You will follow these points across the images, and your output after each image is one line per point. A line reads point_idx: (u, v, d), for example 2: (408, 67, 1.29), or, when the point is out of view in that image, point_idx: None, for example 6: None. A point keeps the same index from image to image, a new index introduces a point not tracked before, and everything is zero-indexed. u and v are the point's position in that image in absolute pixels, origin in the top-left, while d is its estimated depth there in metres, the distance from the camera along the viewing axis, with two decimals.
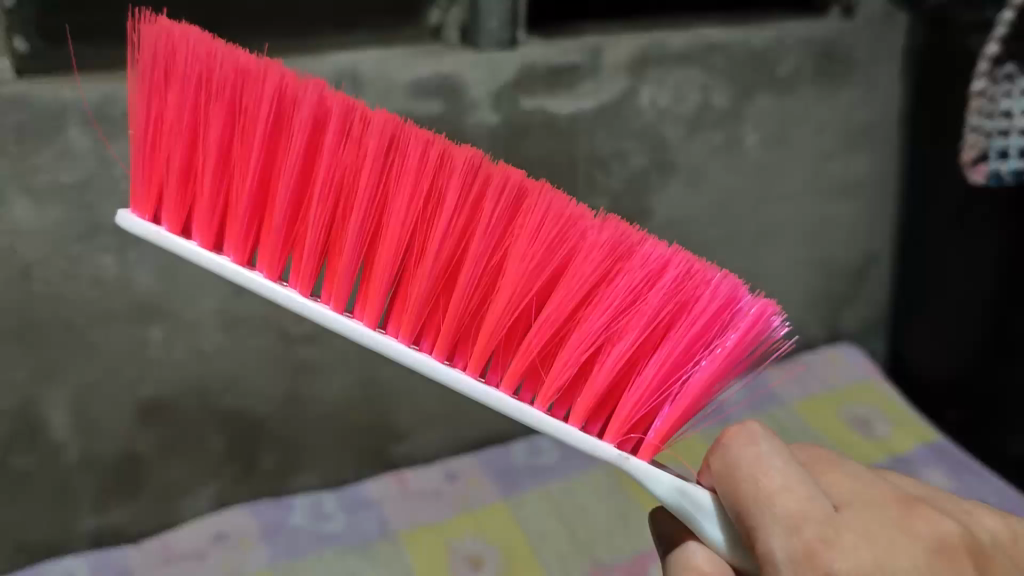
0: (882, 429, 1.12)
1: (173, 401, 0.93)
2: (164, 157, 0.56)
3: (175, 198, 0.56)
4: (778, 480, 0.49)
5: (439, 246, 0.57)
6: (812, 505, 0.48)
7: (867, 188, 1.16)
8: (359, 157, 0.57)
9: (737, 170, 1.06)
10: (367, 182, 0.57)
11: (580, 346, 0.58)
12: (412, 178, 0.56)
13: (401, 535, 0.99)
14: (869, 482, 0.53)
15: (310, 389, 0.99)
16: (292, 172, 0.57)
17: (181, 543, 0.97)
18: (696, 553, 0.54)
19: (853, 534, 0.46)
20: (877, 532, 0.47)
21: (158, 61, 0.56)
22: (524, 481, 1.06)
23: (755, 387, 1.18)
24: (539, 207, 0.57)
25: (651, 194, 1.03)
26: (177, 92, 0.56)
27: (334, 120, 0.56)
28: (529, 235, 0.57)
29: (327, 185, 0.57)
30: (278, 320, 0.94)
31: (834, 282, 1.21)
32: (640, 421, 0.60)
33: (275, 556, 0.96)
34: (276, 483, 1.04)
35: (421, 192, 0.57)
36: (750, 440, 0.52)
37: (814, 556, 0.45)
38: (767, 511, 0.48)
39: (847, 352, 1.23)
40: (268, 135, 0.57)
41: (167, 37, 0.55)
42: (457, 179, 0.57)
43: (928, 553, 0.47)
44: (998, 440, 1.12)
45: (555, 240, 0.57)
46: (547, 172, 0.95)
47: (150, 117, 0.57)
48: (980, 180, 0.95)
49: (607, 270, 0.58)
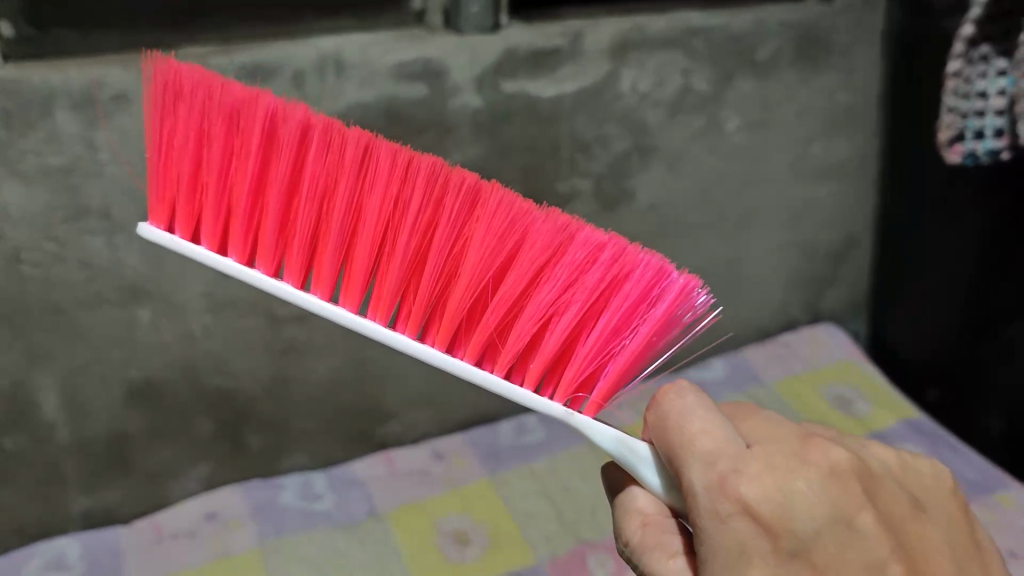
0: (861, 407, 1.14)
1: (162, 383, 0.95)
2: (173, 176, 0.58)
3: (185, 211, 0.58)
4: (700, 424, 0.52)
5: (407, 242, 0.60)
6: (728, 444, 0.50)
7: (848, 171, 1.17)
8: (342, 169, 0.59)
9: (719, 153, 1.08)
10: (343, 188, 0.59)
11: (532, 320, 0.60)
12: (383, 182, 0.59)
13: (391, 515, 1.00)
14: (785, 424, 0.54)
15: (298, 369, 1.01)
16: (284, 184, 0.59)
17: (173, 523, 0.99)
18: (639, 497, 0.58)
19: (761, 460, 0.49)
20: (781, 461, 0.49)
21: (165, 91, 0.58)
22: (510, 459, 1.08)
23: (735, 365, 1.21)
24: (494, 200, 0.59)
25: (633, 176, 1.04)
26: (181, 119, 0.58)
27: (315, 134, 0.59)
28: (484, 229, 0.59)
29: (310, 193, 0.59)
30: (266, 305, 0.95)
31: (815, 263, 1.23)
32: (586, 380, 0.62)
33: (263, 535, 0.98)
34: (264, 463, 1.06)
35: (391, 194, 0.59)
36: (678, 395, 0.54)
37: (725, 483, 0.48)
38: (692, 452, 0.51)
39: (826, 331, 1.26)
40: (261, 154, 0.59)
41: (174, 71, 0.58)
42: (422, 180, 0.59)
43: (823, 477, 0.48)
44: (977, 416, 1.16)
45: (507, 228, 0.59)
46: (529, 155, 0.97)
47: (156, 139, 0.58)
48: (955, 160, 0.97)
49: (553, 253, 0.60)
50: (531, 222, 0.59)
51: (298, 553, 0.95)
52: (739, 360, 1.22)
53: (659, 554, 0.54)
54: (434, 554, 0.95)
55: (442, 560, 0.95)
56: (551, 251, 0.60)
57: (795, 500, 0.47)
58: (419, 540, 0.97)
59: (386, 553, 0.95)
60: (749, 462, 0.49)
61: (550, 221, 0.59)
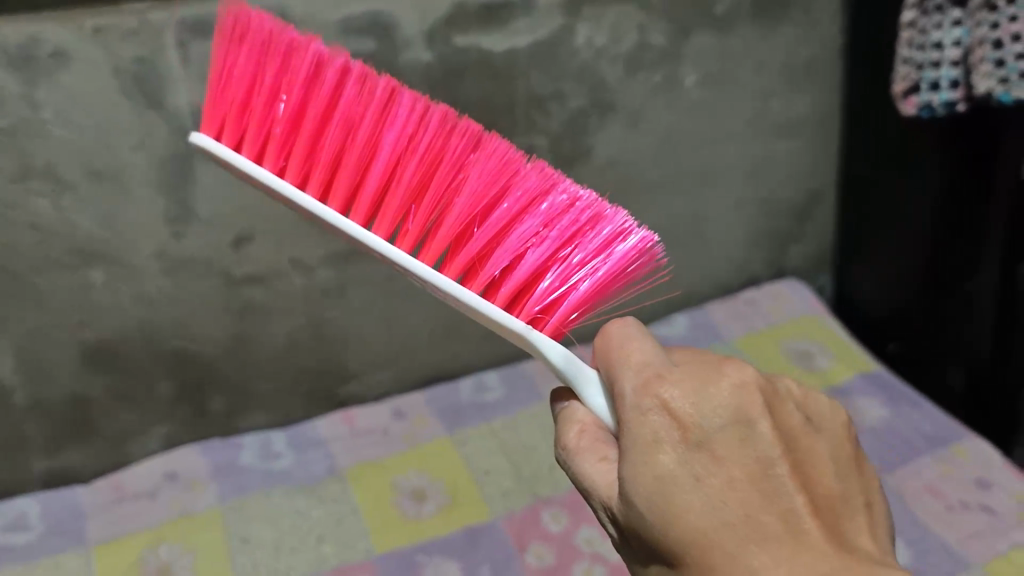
0: (821, 361, 1.15)
1: (118, 345, 0.94)
2: (227, 96, 0.59)
3: (232, 125, 0.59)
4: (639, 341, 0.54)
5: (411, 173, 0.60)
6: (655, 356, 0.53)
7: (810, 126, 1.17)
8: (370, 113, 0.61)
9: (679, 109, 1.07)
10: (365, 123, 0.60)
11: (507, 251, 0.60)
12: (403, 120, 0.61)
13: (348, 472, 1.01)
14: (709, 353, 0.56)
15: (259, 331, 1.00)
16: (318, 121, 0.60)
17: (133, 483, 0.99)
18: (579, 410, 0.57)
19: (682, 369, 0.52)
20: (700, 372, 0.51)
21: (236, 23, 0.60)
22: (469, 417, 1.09)
23: (698, 321, 1.22)
24: (495, 147, 0.61)
25: (591, 134, 1.04)
26: (248, 48, 0.60)
27: (354, 78, 0.61)
28: (479, 169, 0.60)
29: (338, 126, 0.60)
30: (221, 265, 0.94)
31: (776, 220, 1.23)
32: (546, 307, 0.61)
33: (224, 495, 0.98)
34: (226, 425, 1.05)
35: (405, 133, 0.61)
36: (620, 321, 0.56)
37: (649, 383, 0.51)
38: (621, 362, 0.53)
39: (790, 288, 1.26)
40: (306, 87, 0.60)
41: (248, 13, 0.60)
42: (435, 123, 0.61)
43: (735, 387, 0.50)
44: (939, 369, 1.17)
45: (499, 171, 0.60)
46: (485, 112, 0.96)
47: (218, 68, 0.60)
48: (911, 112, 0.97)
49: (536, 196, 0.61)
50: (519, 168, 0.61)
51: (260, 513, 0.96)
52: (701, 316, 1.22)
53: (589, 455, 0.53)
54: (392, 513, 0.96)
55: (400, 518, 0.95)
56: (535, 194, 0.61)
57: (706, 400, 0.49)
58: (377, 498, 0.98)
59: (345, 511, 0.96)
60: (671, 371, 0.51)
61: (538, 170, 0.61)
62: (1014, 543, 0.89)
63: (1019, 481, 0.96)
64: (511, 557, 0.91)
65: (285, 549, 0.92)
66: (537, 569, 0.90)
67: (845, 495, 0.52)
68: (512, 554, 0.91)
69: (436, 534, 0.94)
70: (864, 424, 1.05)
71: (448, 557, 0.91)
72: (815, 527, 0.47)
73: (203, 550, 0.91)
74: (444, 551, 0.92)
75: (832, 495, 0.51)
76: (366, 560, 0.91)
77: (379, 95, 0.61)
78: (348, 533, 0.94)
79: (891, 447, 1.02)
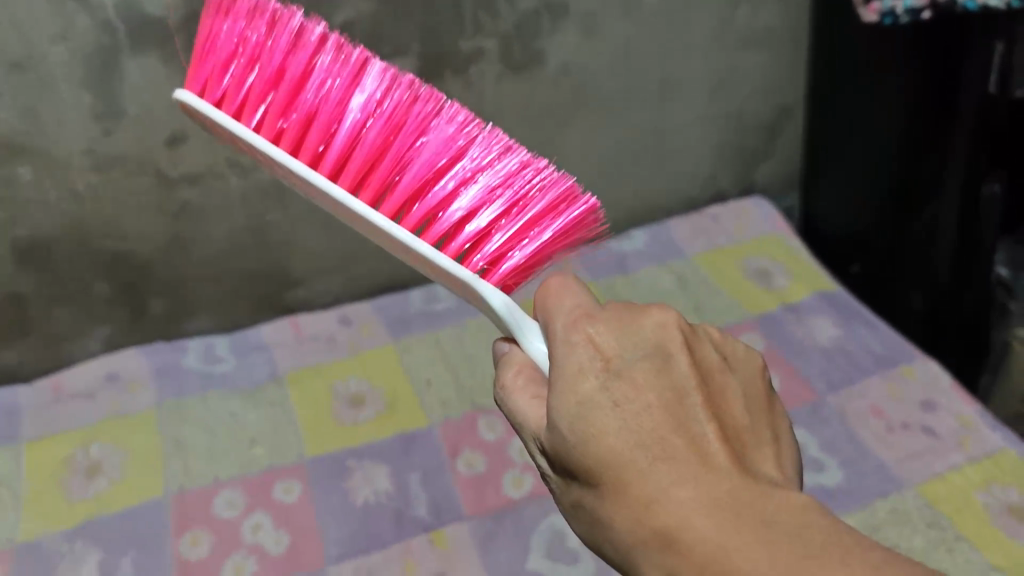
0: (779, 280, 1.13)
1: (51, 243, 0.93)
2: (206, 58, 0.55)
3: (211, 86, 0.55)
4: (566, 278, 0.49)
5: (377, 131, 0.55)
6: (584, 297, 0.48)
7: (779, 37, 1.12)
8: (346, 77, 0.57)
9: (638, 16, 1.02)
10: (337, 85, 0.56)
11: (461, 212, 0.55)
12: (374, 84, 0.56)
13: (288, 377, 1.00)
14: None
15: (196, 231, 0.99)
16: (295, 85, 0.56)
17: (72, 382, 0.99)
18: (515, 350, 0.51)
19: (612, 308, 0.47)
20: (628, 311, 0.46)
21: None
22: (416, 325, 1.08)
23: (658, 237, 1.19)
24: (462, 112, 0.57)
25: (543, 39, 0.99)
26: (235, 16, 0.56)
27: (332, 45, 0.57)
28: (444, 131, 0.56)
29: (314, 88, 0.56)
30: (154, 164, 0.92)
31: (743, 135, 1.20)
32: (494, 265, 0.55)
33: (162, 396, 0.98)
34: (169, 327, 1.05)
35: (376, 96, 0.56)
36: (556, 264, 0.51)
37: (577, 319, 0.46)
38: (548, 300, 0.49)
39: (757, 207, 1.22)
40: (287, 52, 0.56)
41: None
42: (406, 87, 0.57)
43: (657, 325, 0.45)
44: (901, 292, 1.14)
45: (465, 133, 0.56)
46: (427, 14, 0.91)
47: (203, 37, 0.56)
48: (873, 19, 0.91)
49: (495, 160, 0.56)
50: (475, 135, 0.56)
51: (196, 415, 0.96)
52: (664, 232, 1.19)
53: (522, 393, 0.48)
54: (328, 419, 0.95)
55: (336, 423, 0.95)
56: (497, 157, 0.56)
57: (630, 335, 0.44)
58: (314, 403, 0.97)
59: (281, 415, 0.96)
60: (600, 309, 0.47)
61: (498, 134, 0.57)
62: (952, 464, 0.88)
63: (966, 404, 0.94)
64: (443, 463, 0.91)
65: (217, 451, 0.92)
66: (469, 476, 0.89)
67: (753, 428, 0.44)
68: (444, 460, 0.91)
69: (369, 439, 0.93)
70: (814, 345, 1.03)
71: (380, 462, 0.91)
72: (725, 459, 0.41)
73: (133, 452, 0.91)
74: (376, 456, 0.91)
75: (742, 427, 0.44)
76: (299, 463, 0.91)
77: (351, 64, 0.57)
78: (282, 437, 0.93)
79: (839, 366, 1.00)
